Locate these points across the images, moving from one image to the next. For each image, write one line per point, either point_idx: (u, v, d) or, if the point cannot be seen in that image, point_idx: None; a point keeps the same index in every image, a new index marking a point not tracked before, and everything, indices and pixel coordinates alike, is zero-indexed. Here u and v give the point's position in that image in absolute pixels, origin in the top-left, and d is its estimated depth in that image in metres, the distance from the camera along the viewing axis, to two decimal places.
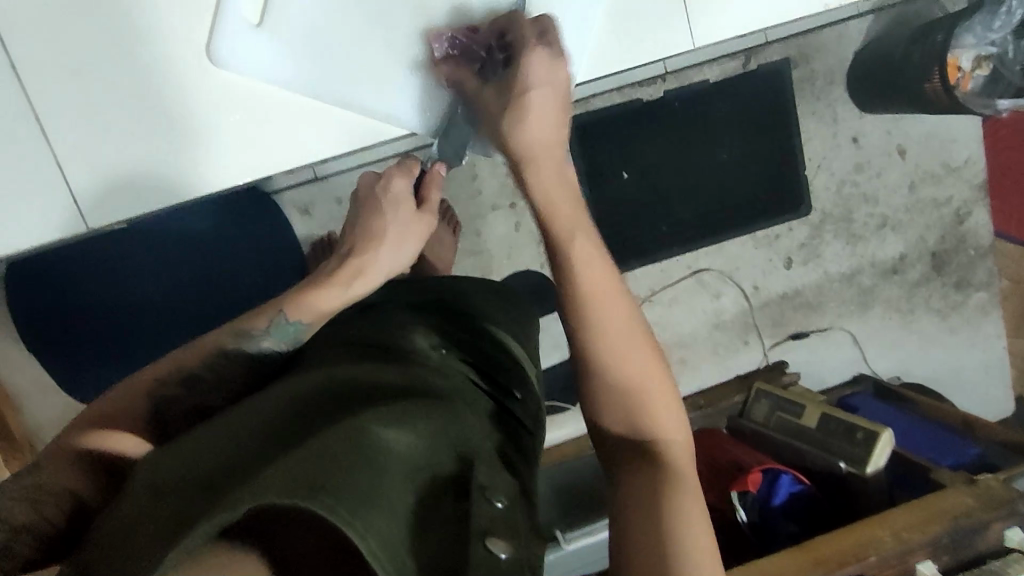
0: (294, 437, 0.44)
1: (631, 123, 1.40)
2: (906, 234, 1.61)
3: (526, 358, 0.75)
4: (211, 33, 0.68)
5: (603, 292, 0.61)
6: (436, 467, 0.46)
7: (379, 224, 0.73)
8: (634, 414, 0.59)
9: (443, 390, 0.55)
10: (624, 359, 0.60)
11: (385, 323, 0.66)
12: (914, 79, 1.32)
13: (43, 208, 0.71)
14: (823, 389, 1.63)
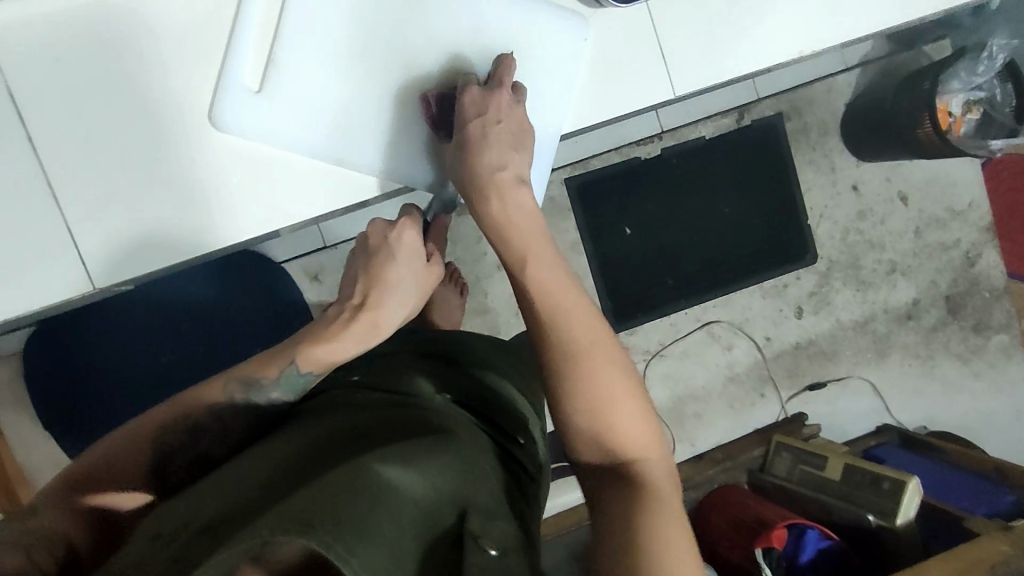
0: (295, 477, 0.45)
1: (630, 180, 1.44)
2: (917, 279, 1.60)
3: (529, 408, 0.74)
4: (216, 97, 0.64)
5: (564, 309, 0.60)
6: (438, 505, 0.45)
7: (395, 272, 0.65)
8: (603, 432, 0.58)
9: (448, 424, 0.55)
10: (593, 380, 0.58)
11: (390, 369, 0.67)
12: (906, 126, 1.35)
13: (38, 283, 0.63)
14: (847, 440, 1.58)
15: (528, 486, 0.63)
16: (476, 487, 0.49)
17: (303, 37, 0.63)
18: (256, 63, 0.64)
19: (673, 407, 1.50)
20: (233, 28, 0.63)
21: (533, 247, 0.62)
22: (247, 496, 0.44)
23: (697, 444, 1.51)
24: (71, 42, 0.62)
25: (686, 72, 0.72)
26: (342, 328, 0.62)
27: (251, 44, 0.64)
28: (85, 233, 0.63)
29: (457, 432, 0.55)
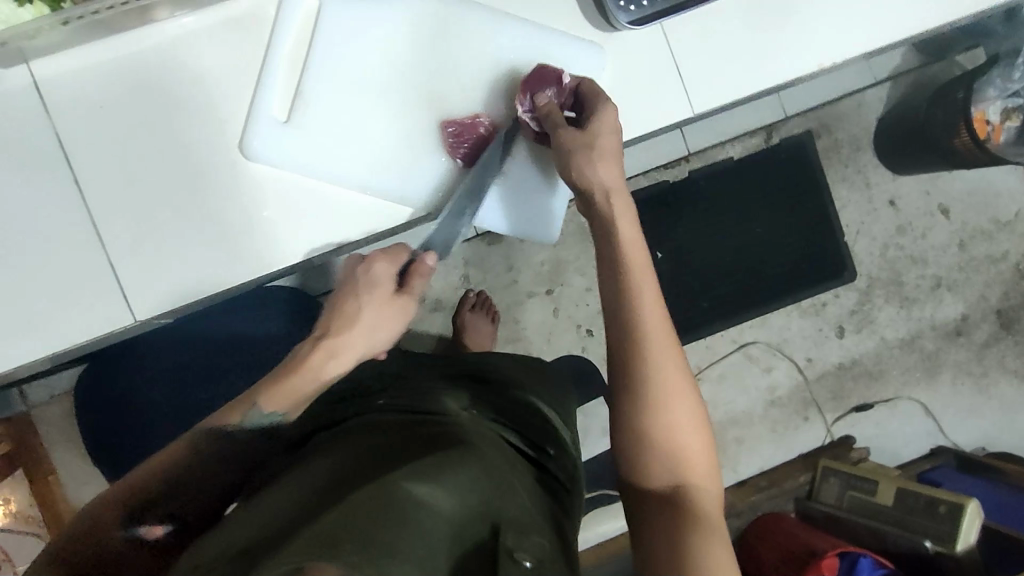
0: (317, 504, 0.45)
1: (659, 204, 1.43)
2: (964, 293, 1.54)
3: (557, 420, 0.74)
4: (245, 129, 0.63)
5: (650, 327, 0.62)
6: (470, 519, 0.44)
7: (352, 305, 0.63)
8: (669, 454, 0.60)
9: (472, 440, 0.54)
10: (665, 398, 0.61)
11: (417, 390, 0.66)
12: (942, 137, 1.32)
13: (76, 322, 0.62)
14: (899, 464, 1.51)
15: (563, 498, 0.63)
16: (506, 499, 0.48)
17: (330, 68, 0.64)
18: (284, 94, 0.64)
19: (713, 433, 1.46)
20: (260, 61, 0.63)
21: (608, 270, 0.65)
22: (272, 527, 0.44)
23: (740, 471, 1.46)
24: (101, 78, 0.61)
25: (704, 89, 0.71)
26: (300, 367, 0.62)
27: (279, 75, 0.63)
28: (130, 267, 0.62)
29: (484, 448, 0.54)
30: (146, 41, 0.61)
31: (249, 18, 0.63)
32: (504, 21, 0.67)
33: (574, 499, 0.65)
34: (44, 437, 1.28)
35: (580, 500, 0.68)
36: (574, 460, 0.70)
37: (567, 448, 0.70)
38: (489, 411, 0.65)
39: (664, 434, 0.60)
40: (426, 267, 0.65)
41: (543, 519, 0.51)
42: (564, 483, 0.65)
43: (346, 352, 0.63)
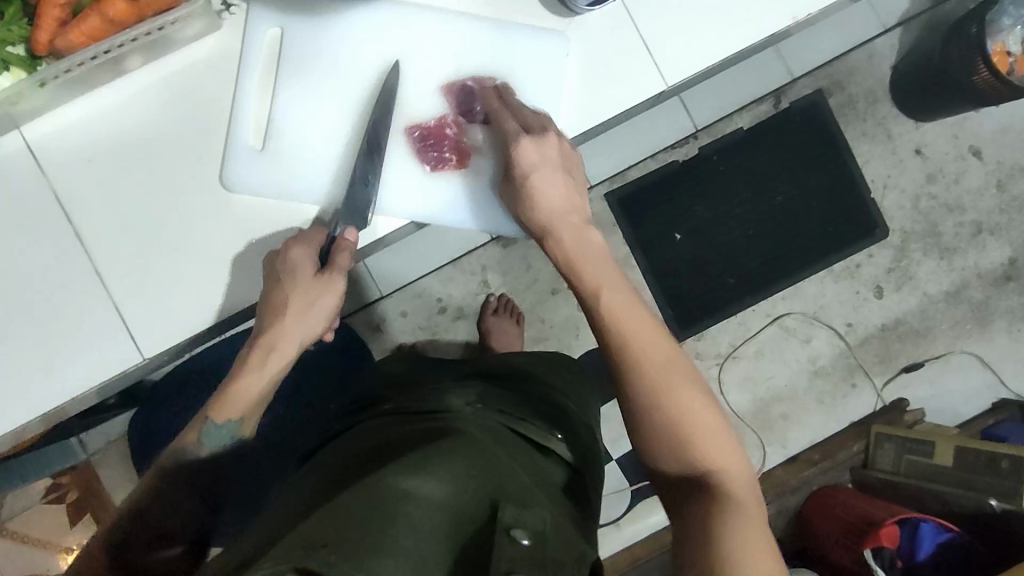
0: (319, 501, 0.49)
1: (672, 185, 1.40)
2: (1009, 236, 1.46)
3: (569, 405, 0.76)
4: (222, 161, 0.65)
5: (627, 312, 0.62)
6: (467, 509, 0.48)
7: (278, 293, 0.63)
8: (676, 434, 0.59)
9: (466, 430, 0.57)
10: (663, 392, 0.59)
11: (424, 391, 0.68)
12: (961, 77, 1.25)
13: (90, 366, 0.65)
14: (960, 423, 1.44)
15: (573, 480, 0.64)
16: (501, 485, 0.51)
17: (295, 93, 0.66)
18: (256, 124, 0.66)
19: (757, 411, 1.42)
20: (230, 95, 0.66)
21: (595, 263, 0.63)
22: (283, 522, 0.49)
23: (789, 447, 1.42)
24: (87, 131, 0.64)
25: (673, 59, 0.69)
26: (245, 366, 0.64)
27: (250, 106, 0.66)
28: (134, 307, 0.65)
29: (482, 440, 0.57)
30: (123, 91, 0.65)
31: (216, 55, 0.66)
32: (462, 24, 0.68)
33: (585, 479, 0.66)
34: (105, 481, 1.35)
35: (594, 484, 0.69)
36: (584, 443, 0.71)
37: (578, 433, 0.72)
38: (494, 401, 0.67)
39: (669, 427, 0.59)
40: (348, 240, 0.64)
41: (541, 499, 0.53)
42: (572, 463, 0.66)
43: (282, 343, 0.64)
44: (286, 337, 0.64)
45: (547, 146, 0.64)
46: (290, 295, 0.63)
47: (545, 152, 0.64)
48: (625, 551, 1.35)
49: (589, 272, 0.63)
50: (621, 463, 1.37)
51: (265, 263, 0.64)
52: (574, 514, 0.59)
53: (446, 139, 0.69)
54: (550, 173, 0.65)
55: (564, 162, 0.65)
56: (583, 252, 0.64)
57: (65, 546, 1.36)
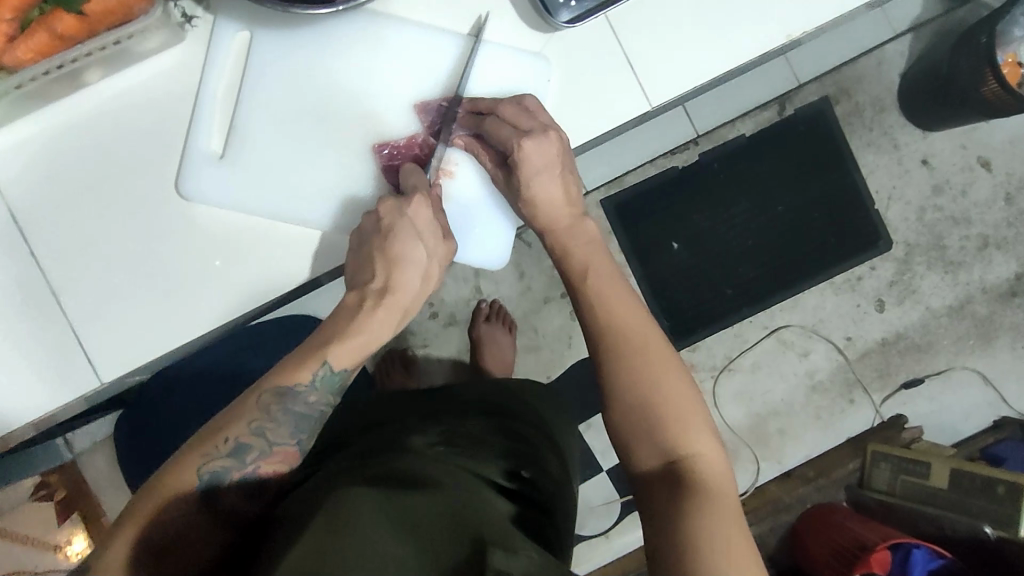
0: (295, 538, 0.47)
1: (670, 192, 1.37)
2: (1016, 250, 1.42)
3: (542, 442, 0.74)
4: (179, 171, 0.64)
5: (617, 309, 0.62)
6: (449, 551, 0.46)
7: (410, 250, 0.62)
8: (658, 437, 0.56)
9: (434, 473, 0.55)
10: (649, 388, 0.57)
11: (388, 432, 0.66)
12: (969, 89, 1.21)
13: (48, 387, 0.63)
14: (959, 441, 1.41)
15: (542, 522, 0.62)
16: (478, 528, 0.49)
17: (259, 104, 0.64)
18: (219, 133, 0.65)
19: (752, 425, 1.39)
20: (192, 104, 0.64)
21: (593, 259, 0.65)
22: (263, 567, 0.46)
23: (785, 462, 1.39)
24: (43, 148, 0.63)
25: (659, 79, 0.67)
26: (361, 314, 0.61)
27: (212, 114, 0.64)
28: (93, 330, 0.63)
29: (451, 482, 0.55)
30: (83, 105, 0.63)
31: (177, 64, 0.63)
32: (437, 38, 0.65)
33: (554, 520, 0.64)
34: (91, 481, 1.34)
35: (562, 525, 0.67)
36: (553, 480, 0.70)
37: (547, 469, 0.70)
38: (459, 443, 0.64)
39: (653, 427, 0.57)
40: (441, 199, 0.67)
41: (520, 541, 0.52)
42: (541, 503, 0.64)
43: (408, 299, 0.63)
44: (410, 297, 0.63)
45: (547, 144, 0.63)
46: (421, 258, 0.63)
47: (544, 152, 0.64)
48: (614, 564, 1.33)
49: (587, 269, 0.65)
50: (612, 475, 1.35)
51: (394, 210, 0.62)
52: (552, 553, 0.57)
53: (413, 161, 0.66)
54: (547, 172, 0.65)
55: (563, 159, 0.65)
56: (578, 245, 0.66)
57: (55, 544, 1.35)
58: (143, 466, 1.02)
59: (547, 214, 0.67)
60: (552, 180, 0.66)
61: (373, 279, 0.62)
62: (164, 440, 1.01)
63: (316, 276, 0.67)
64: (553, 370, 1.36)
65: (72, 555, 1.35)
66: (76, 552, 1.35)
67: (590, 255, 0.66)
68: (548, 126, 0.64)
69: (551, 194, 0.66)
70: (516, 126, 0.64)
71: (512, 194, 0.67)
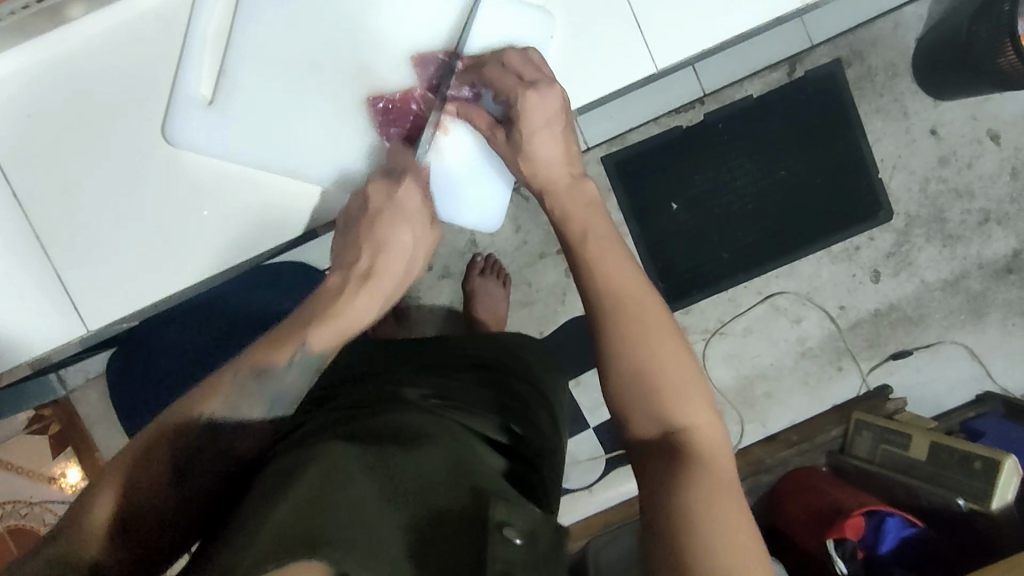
0: (278, 490, 0.44)
1: (673, 152, 1.34)
2: (1017, 226, 1.41)
3: (536, 397, 0.75)
4: (166, 116, 0.61)
5: (616, 275, 0.59)
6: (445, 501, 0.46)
7: (396, 232, 0.59)
8: (652, 405, 0.54)
9: (426, 425, 0.55)
10: (647, 358, 0.55)
11: (379, 384, 0.66)
12: (985, 58, 1.18)
13: (34, 332, 0.63)
14: (940, 413, 1.43)
15: (535, 472, 0.64)
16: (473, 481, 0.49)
17: (249, 47, 0.61)
18: (208, 77, 0.62)
19: (740, 388, 1.41)
20: (180, 44, 0.61)
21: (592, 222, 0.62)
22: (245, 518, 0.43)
23: (768, 425, 1.42)
24: (24, 85, 0.60)
25: (665, 41, 0.65)
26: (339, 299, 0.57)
27: (202, 56, 0.62)
28: (79, 278, 0.63)
29: (437, 439, 0.53)
30: (65, 43, 0.60)
31: (165, 2, 0.61)
32: None
33: (546, 470, 0.66)
34: (85, 417, 1.35)
35: (554, 473, 0.70)
36: (545, 434, 0.71)
37: (540, 425, 0.71)
38: (450, 397, 0.64)
39: (650, 399, 0.54)
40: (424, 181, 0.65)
41: (517, 495, 0.51)
42: (529, 459, 0.65)
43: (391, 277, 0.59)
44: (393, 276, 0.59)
45: (550, 98, 0.61)
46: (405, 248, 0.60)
47: (546, 107, 0.62)
48: (596, 516, 1.37)
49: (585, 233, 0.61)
50: (598, 432, 1.37)
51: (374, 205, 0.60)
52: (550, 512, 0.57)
53: (410, 115, 0.64)
54: (548, 127, 0.63)
55: (564, 116, 0.63)
56: (576, 208, 0.63)
57: (48, 476, 1.38)
58: (134, 410, 1.03)
59: (543, 167, 0.64)
60: (552, 141, 0.63)
61: (357, 261, 0.59)
62: (155, 382, 1.01)
63: (306, 229, 0.65)
64: (546, 326, 1.36)
65: (66, 486, 1.38)
66: (72, 484, 1.38)
67: (590, 217, 0.63)
68: (552, 79, 0.63)
69: (549, 153, 0.64)
70: (519, 76, 0.62)
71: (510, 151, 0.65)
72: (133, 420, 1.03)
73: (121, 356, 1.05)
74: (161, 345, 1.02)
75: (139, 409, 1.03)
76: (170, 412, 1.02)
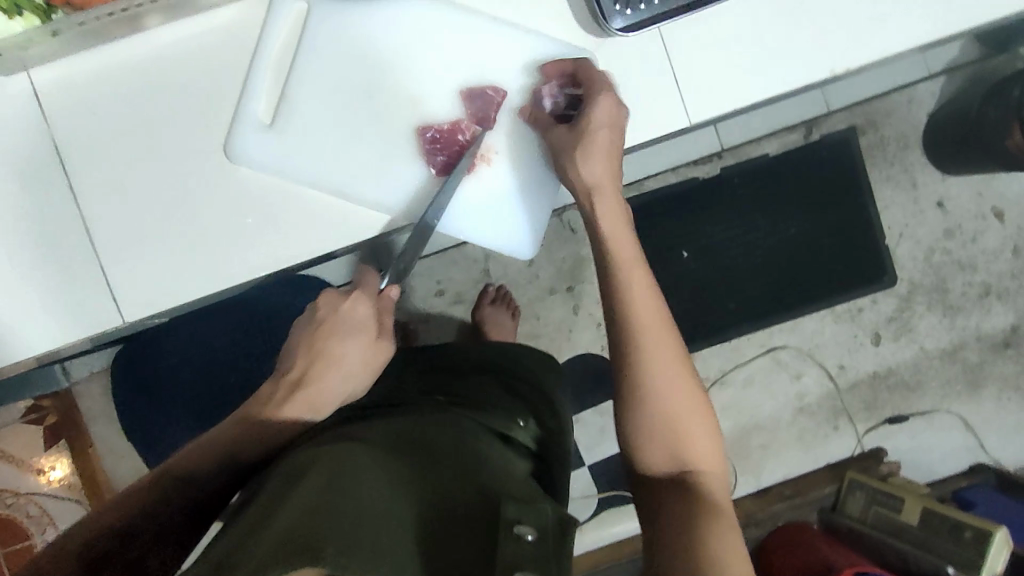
0: (292, 492, 0.48)
1: (688, 201, 1.38)
2: (1016, 302, 1.45)
3: (549, 403, 0.80)
4: (226, 130, 0.65)
5: (644, 306, 0.62)
6: (449, 508, 0.51)
7: (333, 347, 0.61)
8: (668, 442, 0.59)
9: (432, 437, 0.59)
10: (663, 388, 0.59)
11: (383, 394, 0.71)
12: (994, 139, 1.22)
13: (71, 318, 0.65)
14: (933, 480, 1.44)
15: (541, 470, 0.68)
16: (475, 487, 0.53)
17: (312, 76, 0.65)
18: (270, 101, 0.66)
19: (736, 439, 1.42)
20: (247, 64, 0.65)
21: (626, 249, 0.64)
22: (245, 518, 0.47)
23: (761, 478, 1.43)
24: (91, 84, 0.63)
25: (700, 98, 0.69)
26: (272, 413, 0.60)
27: (264, 82, 0.65)
28: (121, 271, 0.65)
29: (440, 454, 0.57)
30: (135, 49, 0.63)
31: (238, 20, 0.64)
32: (493, 30, 0.67)
33: (551, 469, 0.71)
34: (83, 411, 1.36)
35: (561, 467, 0.74)
36: (552, 433, 0.75)
37: (547, 424, 0.76)
38: (460, 404, 0.68)
39: (665, 428, 0.59)
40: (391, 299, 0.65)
41: (532, 493, 0.56)
42: (538, 453, 0.71)
43: (325, 384, 0.61)
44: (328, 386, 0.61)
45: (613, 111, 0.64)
46: (344, 356, 0.61)
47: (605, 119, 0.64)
48: (583, 556, 1.37)
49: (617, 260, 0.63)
50: (593, 470, 1.38)
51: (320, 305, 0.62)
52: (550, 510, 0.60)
53: (457, 143, 0.66)
54: (610, 140, 0.64)
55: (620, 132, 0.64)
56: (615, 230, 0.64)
57: (37, 467, 1.38)
58: (140, 410, 1.05)
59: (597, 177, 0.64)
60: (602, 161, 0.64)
61: (292, 369, 0.61)
62: (164, 382, 1.04)
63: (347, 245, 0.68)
64: None
65: (52, 480, 1.38)
66: (57, 478, 1.38)
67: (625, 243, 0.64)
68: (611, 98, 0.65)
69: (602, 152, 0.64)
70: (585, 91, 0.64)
71: (562, 158, 0.65)
72: (140, 416, 1.05)
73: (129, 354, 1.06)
74: (171, 347, 1.04)
75: (145, 409, 1.05)
76: (178, 413, 1.04)
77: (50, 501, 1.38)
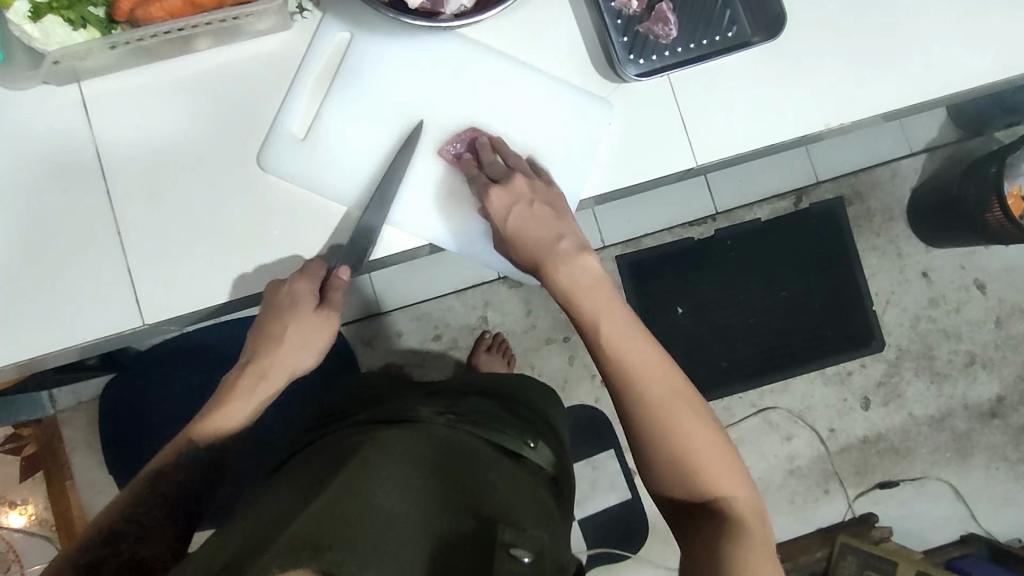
0: (304, 504, 0.53)
1: (683, 260, 1.42)
2: (1001, 372, 1.48)
3: (548, 425, 0.84)
4: (259, 141, 0.68)
5: (626, 347, 0.64)
6: (445, 528, 0.54)
7: (278, 324, 0.67)
8: (683, 471, 0.61)
9: (440, 450, 0.63)
10: (664, 420, 0.62)
11: (390, 406, 0.75)
12: (973, 211, 1.29)
13: (93, 318, 0.66)
14: (925, 549, 1.43)
15: (546, 483, 0.72)
16: (478, 503, 0.57)
17: (347, 99, 0.70)
18: (303, 116, 0.70)
19: None
20: (286, 83, 0.69)
21: (602, 305, 0.66)
22: (253, 532, 0.51)
23: None
24: (138, 98, 0.67)
25: (708, 142, 0.74)
26: (229, 396, 0.67)
27: (300, 98, 0.70)
28: (146, 274, 0.67)
29: (448, 467, 0.60)
30: (182, 69, 0.68)
31: (281, 45, 0.69)
32: (517, 67, 0.72)
33: (555, 485, 0.74)
34: (65, 442, 1.32)
35: (562, 483, 0.77)
36: (554, 453, 0.79)
37: (549, 444, 0.79)
38: (464, 414, 0.73)
39: (685, 464, 0.61)
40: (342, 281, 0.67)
41: (523, 515, 0.59)
42: (546, 468, 0.75)
43: (275, 361, 0.67)
44: (278, 362, 0.67)
45: (511, 185, 0.69)
46: (289, 327, 0.67)
47: (507, 194, 0.69)
48: None
49: (596, 315, 0.66)
50: (583, 524, 1.36)
51: (270, 290, 0.67)
52: (556, 526, 0.63)
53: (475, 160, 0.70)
54: (522, 209, 0.68)
55: (538, 198, 0.69)
56: (578, 288, 0.67)
57: (9, 500, 1.33)
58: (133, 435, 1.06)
59: (534, 251, 0.68)
60: (570, 261, 0.68)
61: (244, 354, 0.69)
62: (160, 409, 1.06)
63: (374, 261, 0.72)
64: None
65: (23, 514, 1.33)
66: (28, 512, 1.34)
67: (601, 311, 0.66)
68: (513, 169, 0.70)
69: (535, 246, 0.68)
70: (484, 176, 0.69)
71: (502, 243, 0.70)
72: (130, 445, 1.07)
73: (125, 379, 1.08)
74: (170, 373, 1.06)
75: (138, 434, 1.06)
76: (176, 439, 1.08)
77: (19, 536, 1.33)
